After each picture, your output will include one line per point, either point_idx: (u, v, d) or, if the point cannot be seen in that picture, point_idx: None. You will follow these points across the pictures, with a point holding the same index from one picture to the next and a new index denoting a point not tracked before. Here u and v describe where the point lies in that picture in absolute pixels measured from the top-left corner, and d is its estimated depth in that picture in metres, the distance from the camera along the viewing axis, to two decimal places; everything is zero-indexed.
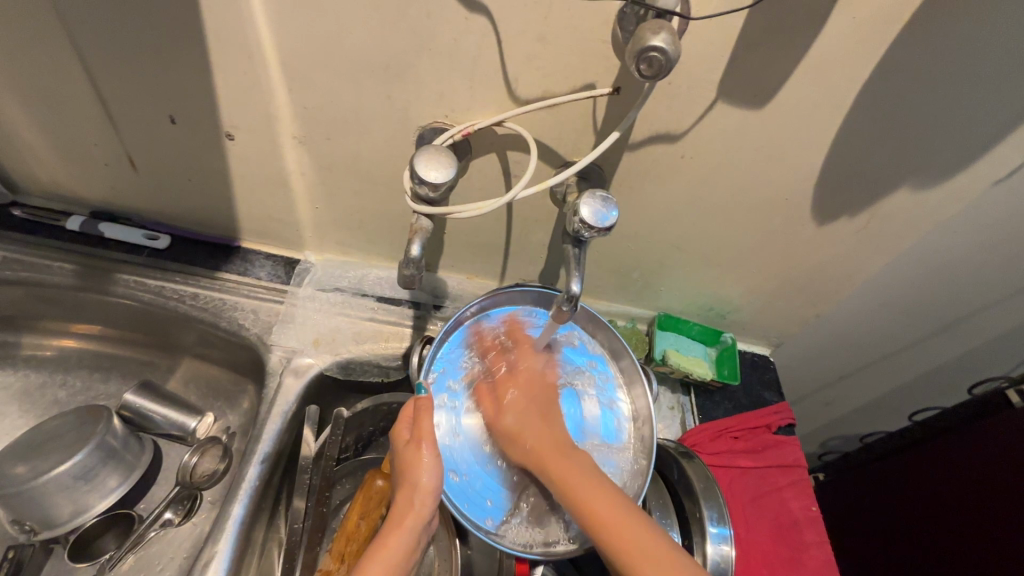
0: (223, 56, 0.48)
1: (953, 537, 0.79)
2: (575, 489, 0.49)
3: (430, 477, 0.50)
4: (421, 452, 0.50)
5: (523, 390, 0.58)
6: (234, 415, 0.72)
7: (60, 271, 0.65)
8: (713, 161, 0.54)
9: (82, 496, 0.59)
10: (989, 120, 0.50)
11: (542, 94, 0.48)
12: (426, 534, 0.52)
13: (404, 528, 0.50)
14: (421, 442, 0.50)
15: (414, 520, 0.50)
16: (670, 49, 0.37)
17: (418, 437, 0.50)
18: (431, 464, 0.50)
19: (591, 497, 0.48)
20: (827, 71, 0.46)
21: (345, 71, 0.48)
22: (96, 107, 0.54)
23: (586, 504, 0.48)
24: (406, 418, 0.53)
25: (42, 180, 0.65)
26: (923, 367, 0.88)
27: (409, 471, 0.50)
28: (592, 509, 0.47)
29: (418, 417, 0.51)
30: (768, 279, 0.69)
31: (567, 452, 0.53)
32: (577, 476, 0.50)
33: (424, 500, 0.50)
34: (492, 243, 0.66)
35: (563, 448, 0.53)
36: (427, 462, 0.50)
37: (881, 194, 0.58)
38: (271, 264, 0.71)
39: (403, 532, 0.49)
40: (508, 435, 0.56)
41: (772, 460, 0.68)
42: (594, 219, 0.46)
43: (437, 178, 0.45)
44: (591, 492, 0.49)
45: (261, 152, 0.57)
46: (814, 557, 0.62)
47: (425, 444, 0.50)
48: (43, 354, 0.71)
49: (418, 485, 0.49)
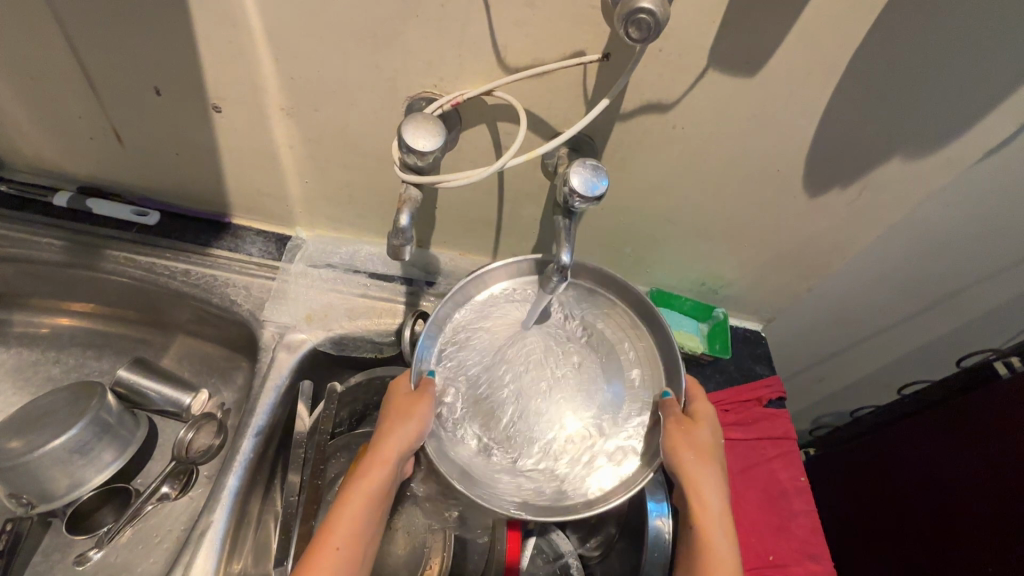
0: (207, 24, 0.47)
1: (943, 507, 0.80)
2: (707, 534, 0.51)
3: (418, 424, 0.51)
4: (423, 400, 0.51)
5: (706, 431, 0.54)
6: (229, 392, 0.72)
7: (49, 247, 0.65)
8: (704, 131, 0.53)
9: (79, 470, 0.59)
10: (982, 88, 0.50)
11: (532, 62, 0.48)
12: (399, 478, 0.53)
13: (384, 466, 0.50)
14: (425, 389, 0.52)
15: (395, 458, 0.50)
16: (659, 11, 0.36)
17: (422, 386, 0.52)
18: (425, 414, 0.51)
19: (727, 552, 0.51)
20: (819, 38, 0.45)
21: (332, 39, 0.47)
22: (78, 77, 0.53)
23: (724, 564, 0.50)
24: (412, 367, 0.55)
25: (27, 154, 0.64)
26: (913, 342, 0.89)
27: (403, 414, 0.51)
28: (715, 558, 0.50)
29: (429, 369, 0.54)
30: (760, 253, 0.69)
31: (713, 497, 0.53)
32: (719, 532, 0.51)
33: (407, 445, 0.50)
34: (484, 218, 0.66)
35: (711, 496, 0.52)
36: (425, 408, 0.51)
37: (872, 166, 0.57)
38: (262, 240, 0.71)
39: (384, 469, 0.50)
40: (690, 450, 0.52)
41: (762, 432, 0.69)
42: (584, 188, 0.46)
43: (424, 146, 0.44)
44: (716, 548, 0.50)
45: (249, 125, 0.56)
46: (802, 525, 0.64)
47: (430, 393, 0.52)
48: (36, 331, 0.71)
49: (406, 426, 0.50)
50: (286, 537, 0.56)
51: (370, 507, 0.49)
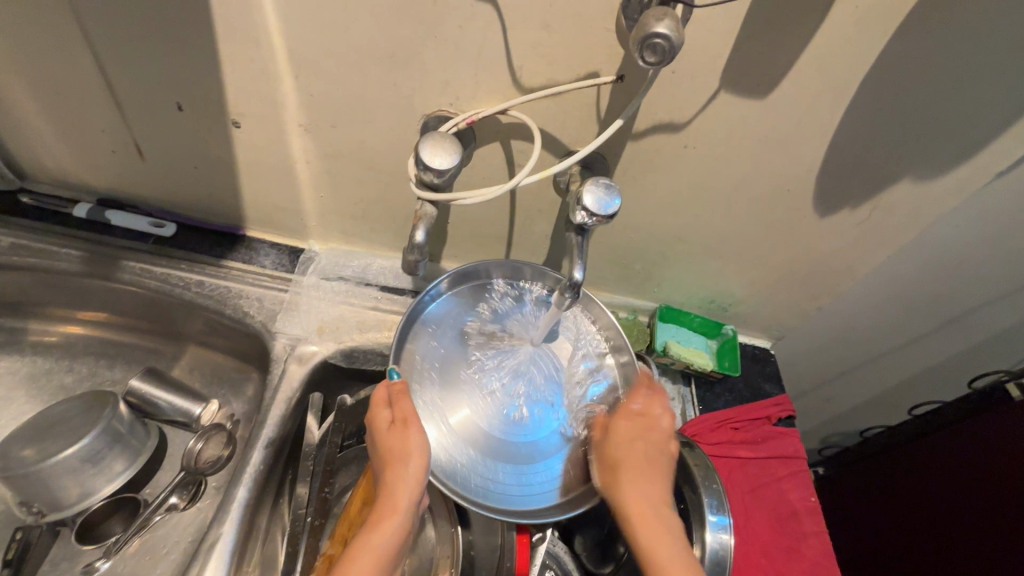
0: (231, 43, 0.48)
1: (954, 530, 0.79)
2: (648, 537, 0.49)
3: (421, 460, 0.50)
4: (408, 433, 0.50)
5: (630, 425, 0.56)
6: (238, 403, 0.72)
7: (66, 256, 0.66)
8: (715, 151, 0.54)
9: (89, 479, 0.60)
10: (991, 112, 0.50)
11: (547, 82, 0.49)
12: (416, 514, 0.52)
13: (399, 510, 0.49)
14: (407, 422, 0.50)
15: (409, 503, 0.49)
16: (674, 35, 0.37)
17: (403, 417, 0.50)
18: (419, 448, 0.50)
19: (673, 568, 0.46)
20: (830, 62, 0.46)
21: (351, 59, 0.48)
22: (103, 92, 0.55)
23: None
24: (382, 400, 0.52)
25: (49, 167, 0.66)
26: (925, 362, 0.88)
27: (398, 454, 0.49)
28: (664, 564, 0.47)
29: (397, 400, 0.52)
30: (771, 271, 0.69)
31: (658, 511, 0.51)
32: (663, 545, 0.48)
33: (418, 481, 0.49)
34: (495, 233, 0.66)
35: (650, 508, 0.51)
36: (415, 441, 0.50)
37: (883, 187, 0.58)
38: (276, 252, 0.72)
39: (398, 514, 0.49)
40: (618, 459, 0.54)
41: (771, 450, 0.69)
42: (597, 207, 0.46)
43: (441, 165, 0.45)
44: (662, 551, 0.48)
45: (267, 141, 0.58)
46: (813, 546, 0.63)
47: (412, 424, 0.50)
48: (49, 340, 0.72)
49: (409, 467, 0.49)
50: (293, 550, 0.56)
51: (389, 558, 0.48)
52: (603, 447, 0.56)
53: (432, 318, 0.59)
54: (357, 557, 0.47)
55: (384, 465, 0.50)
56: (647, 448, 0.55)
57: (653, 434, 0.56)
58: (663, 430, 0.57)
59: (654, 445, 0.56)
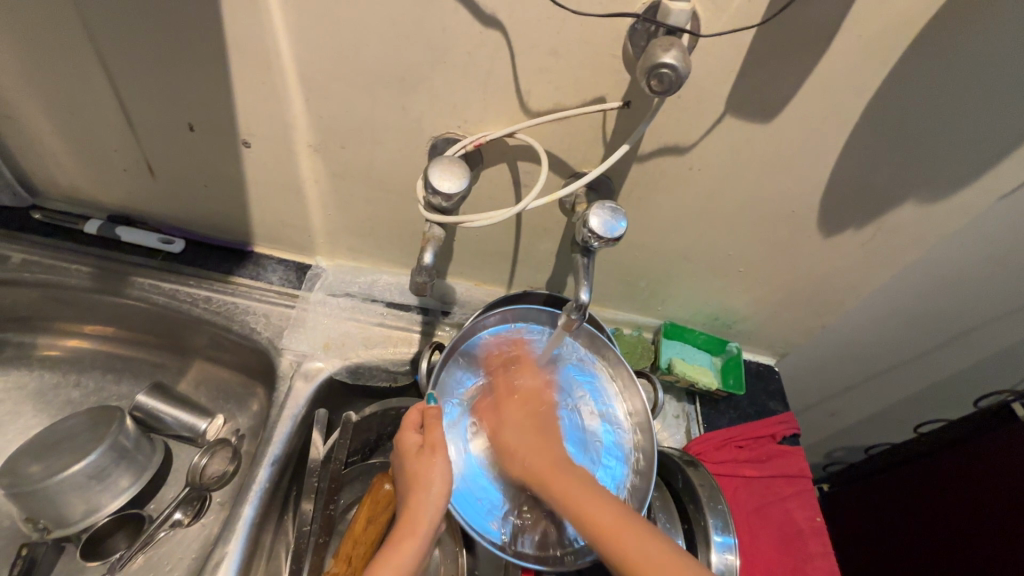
0: (244, 67, 0.49)
1: (960, 550, 0.78)
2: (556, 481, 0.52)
3: (443, 488, 0.51)
4: (434, 458, 0.51)
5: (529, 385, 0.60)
6: (244, 418, 0.72)
7: (77, 273, 0.67)
8: (720, 172, 0.55)
9: (95, 495, 0.60)
10: (994, 136, 0.51)
11: (554, 107, 0.49)
12: (433, 541, 0.52)
13: (417, 535, 0.50)
14: (434, 449, 0.52)
15: (429, 527, 0.50)
16: (680, 66, 0.38)
17: (432, 443, 0.52)
18: (443, 477, 0.51)
19: (587, 506, 0.49)
20: (833, 88, 0.47)
21: (361, 83, 0.49)
22: (117, 112, 0.56)
23: (587, 517, 0.48)
24: (412, 425, 0.54)
25: (61, 184, 0.67)
26: (930, 378, 0.88)
27: (423, 479, 0.51)
28: (586, 513, 0.48)
29: (430, 426, 0.53)
30: (775, 289, 0.70)
31: (565, 466, 0.53)
32: (575, 489, 0.50)
33: (438, 508, 0.50)
34: (501, 251, 0.67)
35: (560, 463, 0.53)
36: (438, 468, 0.51)
37: (887, 208, 0.58)
38: (283, 269, 0.72)
39: (417, 537, 0.49)
40: (508, 449, 0.56)
41: (776, 469, 0.68)
42: (603, 230, 0.47)
43: (450, 189, 0.46)
44: (579, 493, 0.50)
45: (277, 160, 0.58)
46: (819, 567, 0.62)
47: (439, 451, 0.51)
48: (57, 354, 0.72)
49: (431, 492, 0.50)
50: (297, 568, 0.56)
51: None
52: (494, 422, 0.59)
53: (458, 363, 0.60)
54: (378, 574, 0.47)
55: (409, 488, 0.51)
56: (527, 414, 0.58)
57: (532, 403, 0.59)
58: (539, 396, 0.60)
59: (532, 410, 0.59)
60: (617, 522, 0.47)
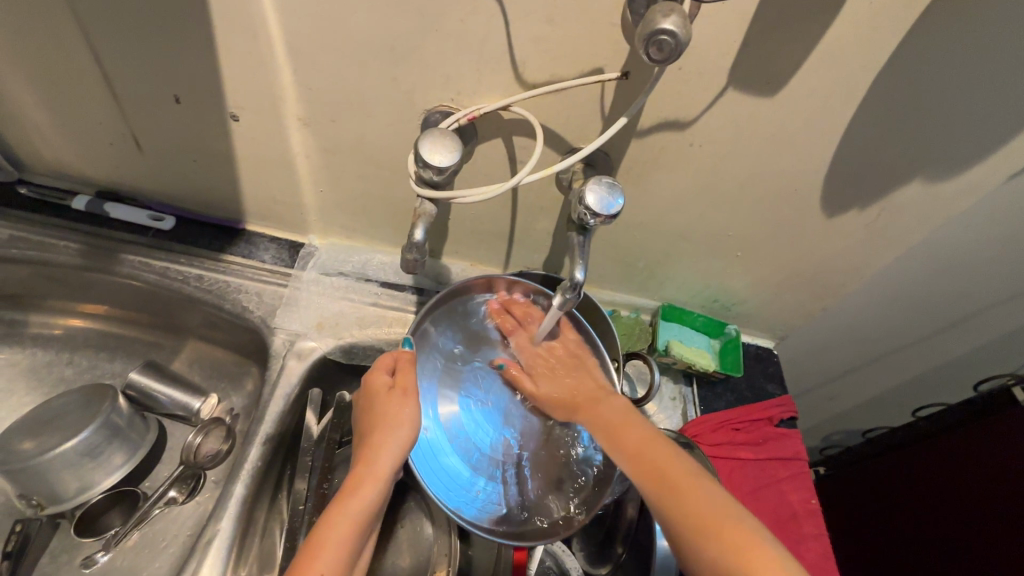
0: (228, 35, 0.48)
1: (959, 535, 0.78)
2: (606, 414, 0.54)
3: (410, 430, 0.50)
4: (405, 402, 0.51)
5: (554, 342, 0.63)
6: (238, 398, 0.72)
7: (65, 250, 0.65)
8: (720, 150, 0.53)
9: (88, 472, 0.60)
10: (1006, 113, 0.49)
11: (550, 78, 0.48)
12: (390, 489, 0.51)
13: (380, 477, 0.48)
14: (405, 392, 0.51)
15: (392, 467, 0.49)
16: (681, 33, 0.36)
17: (403, 389, 0.51)
18: (410, 418, 0.50)
19: (632, 432, 0.50)
20: (840, 60, 0.45)
21: (350, 52, 0.47)
22: (99, 82, 0.54)
23: (635, 445, 0.49)
24: (385, 365, 0.53)
25: (47, 158, 0.65)
26: (930, 362, 0.87)
27: (391, 420, 0.50)
28: (634, 441, 0.49)
29: (402, 369, 0.53)
30: (776, 270, 0.68)
31: (604, 398, 0.56)
32: (616, 416, 0.53)
33: (404, 448, 0.49)
34: (496, 229, 0.65)
35: (600, 397, 0.56)
36: (406, 413, 0.50)
37: (892, 187, 0.57)
38: (275, 247, 0.71)
39: (380, 480, 0.48)
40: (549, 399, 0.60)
41: (772, 452, 0.68)
42: (600, 206, 0.46)
43: (441, 162, 0.44)
44: (628, 426, 0.51)
45: (266, 134, 0.57)
46: (813, 549, 0.63)
47: (411, 395, 0.51)
48: (50, 332, 0.72)
49: (398, 433, 0.49)
50: (291, 544, 0.56)
51: (362, 526, 0.47)
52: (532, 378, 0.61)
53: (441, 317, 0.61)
54: (336, 514, 0.46)
55: (371, 432, 0.50)
56: (560, 364, 0.61)
57: (556, 354, 0.62)
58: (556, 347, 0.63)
59: (618, 447, 0.50)
60: (667, 450, 0.47)
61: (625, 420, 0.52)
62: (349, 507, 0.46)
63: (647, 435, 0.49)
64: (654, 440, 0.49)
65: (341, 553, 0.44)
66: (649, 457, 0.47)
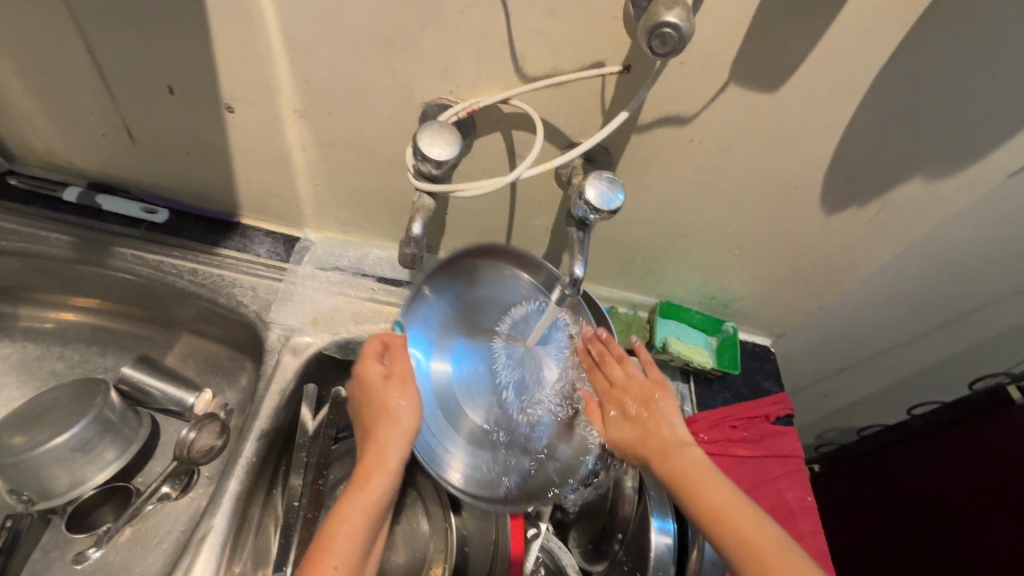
0: (223, 24, 0.47)
1: (954, 532, 0.79)
2: (678, 466, 0.52)
3: (412, 418, 0.50)
4: (403, 390, 0.51)
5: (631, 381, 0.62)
6: (232, 393, 0.71)
7: (56, 242, 0.64)
8: (721, 146, 0.53)
9: (80, 468, 0.59)
10: (1007, 112, 0.49)
11: (550, 72, 0.47)
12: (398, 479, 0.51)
13: (387, 468, 0.48)
14: (403, 381, 0.51)
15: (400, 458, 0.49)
16: (684, 25, 0.36)
17: (399, 377, 0.51)
18: (412, 405, 0.51)
19: (706, 491, 0.48)
20: (843, 56, 0.45)
21: (348, 43, 0.47)
22: (91, 71, 0.53)
23: (708, 503, 0.47)
24: (375, 353, 0.52)
25: (38, 148, 0.64)
26: (925, 360, 0.87)
27: (391, 410, 0.50)
28: (710, 501, 0.47)
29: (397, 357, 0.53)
30: (774, 268, 0.68)
31: (678, 448, 0.54)
32: (688, 467, 0.51)
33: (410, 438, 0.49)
34: (494, 224, 0.65)
35: (672, 445, 0.54)
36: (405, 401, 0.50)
37: (892, 185, 0.57)
38: (270, 241, 0.70)
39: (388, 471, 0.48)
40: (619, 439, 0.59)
41: (768, 449, 0.68)
42: (599, 201, 0.45)
43: (440, 155, 0.44)
44: (701, 482, 0.49)
45: (262, 126, 0.56)
46: (808, 546, 0.63)
47: (409, 383, 0.51)
48: (41, 326, 0.71)
49: (400, 423, 0.49)
50: (286, 542, 0.55)
51: (372, 519, 0.47)
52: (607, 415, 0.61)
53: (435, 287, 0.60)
54: (345, 509, 0.46)
55: (376, 424, 0.50)
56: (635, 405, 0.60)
57: (631, 393, 0.61)
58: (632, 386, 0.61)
59: (687, 497, 0.49)
60: (746, 517, 0.45)
61: (699, 475, 0.50)
62: (357, 503, 0.46)
63: (724, 494, 0.48)
64: (731, 497, 0.47)
65: (352, 546, 0.44)
66: (728, 520, 0.46)
